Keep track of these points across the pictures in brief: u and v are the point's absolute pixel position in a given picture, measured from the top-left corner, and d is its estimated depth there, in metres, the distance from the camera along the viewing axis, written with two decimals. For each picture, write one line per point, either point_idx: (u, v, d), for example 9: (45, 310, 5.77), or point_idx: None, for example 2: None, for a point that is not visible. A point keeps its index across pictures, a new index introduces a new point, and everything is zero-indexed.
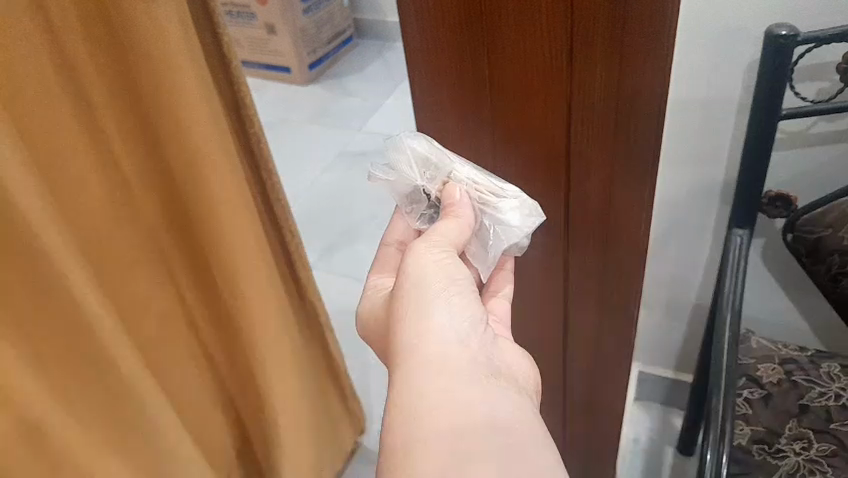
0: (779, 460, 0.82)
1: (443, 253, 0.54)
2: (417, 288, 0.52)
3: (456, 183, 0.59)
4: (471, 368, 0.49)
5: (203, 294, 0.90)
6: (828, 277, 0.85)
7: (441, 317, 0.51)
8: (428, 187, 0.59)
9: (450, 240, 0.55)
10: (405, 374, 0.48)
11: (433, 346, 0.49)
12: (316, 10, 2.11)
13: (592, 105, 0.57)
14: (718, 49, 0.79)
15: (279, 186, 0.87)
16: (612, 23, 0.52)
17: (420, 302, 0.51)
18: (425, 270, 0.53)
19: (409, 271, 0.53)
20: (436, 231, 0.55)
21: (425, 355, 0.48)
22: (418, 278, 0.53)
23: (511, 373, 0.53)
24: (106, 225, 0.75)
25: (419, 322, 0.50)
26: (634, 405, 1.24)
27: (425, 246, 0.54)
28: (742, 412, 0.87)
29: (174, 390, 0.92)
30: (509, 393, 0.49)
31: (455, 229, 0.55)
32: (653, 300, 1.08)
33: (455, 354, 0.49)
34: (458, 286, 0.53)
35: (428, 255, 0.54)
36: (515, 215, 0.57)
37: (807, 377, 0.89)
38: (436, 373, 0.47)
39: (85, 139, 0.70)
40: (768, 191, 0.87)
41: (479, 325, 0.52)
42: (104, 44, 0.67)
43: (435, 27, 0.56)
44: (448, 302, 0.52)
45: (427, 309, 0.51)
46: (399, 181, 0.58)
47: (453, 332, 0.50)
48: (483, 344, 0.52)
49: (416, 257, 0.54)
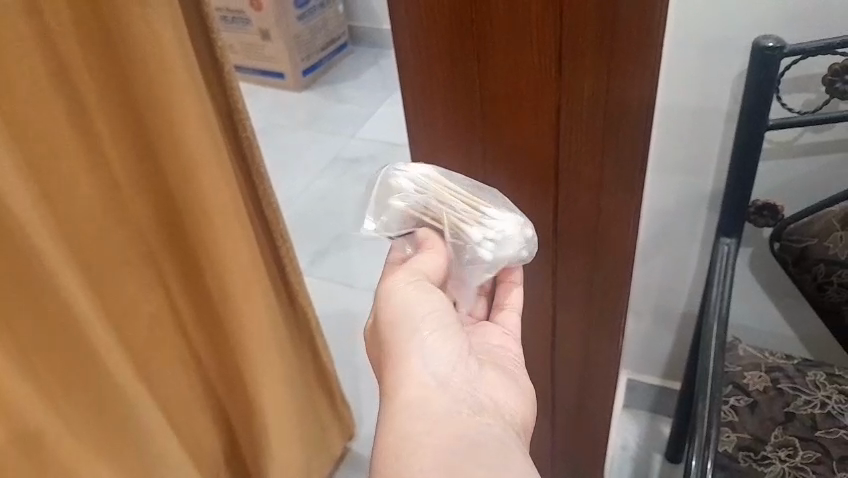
0: (765, 468, 0.82)
1: (416, 283, 0.55)
2: (396, 331, 0.54)
3: (431, 214, 0.57)
4: (452, 408, 0.50)
5: (193, 299, 0.90)
6: (814, 286, 0.86)
7: (419, 362, 0.52)
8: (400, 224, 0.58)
9: (424, 270, 0.56)
10: (391, 415, 0.49)
11: (414, 390, 0.50)
12: (310, 17, 2.12)
13: (581, 113, 0.58)
14: (706, 60, 0.80)
15: (271, 191, 0.88)
16: (600, 30, 0.53)
17: (402, 345, 0.53)
18: (400, 308, 0.54)
19: (385, 310, 0.55)
20: (415, 263, 0.57)
21: (407, 398, 0.50)
22: (396, 320, 0.54)
23: (498, 408, 0.53)
24: (98, 227, 0.75)
25: (400, 362, 0.52)
26: (624, 412, 1.24)
27: (398, 278, 0.56)
28: (728, 419, 0.87)
29: (163, 393, 0.92)
30: (493, 428, 0.50)
31: (432, 265, 0.56)
32: (642, 307, 1.08)
33: (436, 394, 0.50)
34: (431, 324, 0.54)
35: (399, 291, 0.55)
36: (486, 247, 0.57)
37: (793, 385, 0.90)
38: (418, 413, 0.49)
39: (78, 143, 0.70)
40: (755, 200, 0.88)
41: (459, 362, 0.53)
42: (100, 48, 0.67)
43: (427, 37, 0.56)
44: (424, 342, 0.53)
45: (407, 350, 0.53)
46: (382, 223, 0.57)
47: (432, 373, 0.52)
48: (464, 382, 0.53)
49: (389, 291, 0.55)
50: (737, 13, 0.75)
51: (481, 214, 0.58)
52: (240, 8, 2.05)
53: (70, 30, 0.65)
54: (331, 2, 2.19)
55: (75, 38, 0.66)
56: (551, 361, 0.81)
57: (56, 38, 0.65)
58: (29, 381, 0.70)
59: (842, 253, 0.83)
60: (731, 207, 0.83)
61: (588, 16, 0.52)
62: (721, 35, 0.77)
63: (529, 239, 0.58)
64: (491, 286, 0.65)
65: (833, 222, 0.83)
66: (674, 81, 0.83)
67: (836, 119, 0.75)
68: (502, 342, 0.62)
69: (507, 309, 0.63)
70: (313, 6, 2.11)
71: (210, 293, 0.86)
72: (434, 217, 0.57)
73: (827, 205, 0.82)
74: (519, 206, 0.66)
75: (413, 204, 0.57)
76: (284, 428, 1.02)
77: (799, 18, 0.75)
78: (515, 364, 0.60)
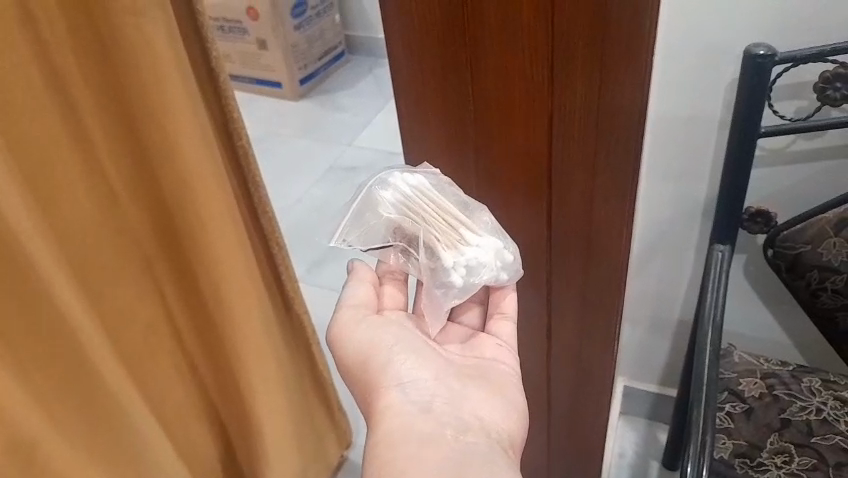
0: (759, 474, 0.83)
1: (366, 321, 0.58)
2: (365, 366, 0.57)
3: (411, 228, 0.58)
4: (436, 430, 0.52)
5: (189, 308, 0.90)
6: (808, 292, 0.87)
7: (397, 394, 0.54)
8: (385, 230, 0.58)
9: (358, 302, 0.59)
10: (374, 446, 0.52)
11: (395, 420, 0.53)
12: (307, 26, 2.13)
13: (574, 117, 0.58)
14: (698, 69, 0.80)
15: (266, 199, 0.88)
16: (591, 33, 0.53)
17: (379, 380, 0.55)
18: (359, 346, 0.57)
19: (344, 349, 0.58)
20: (351, 298, 0.59)
21: (389, 428, 0.52)
22: (362, 357, 0.57)
23: (483, 425, 0.55)
24: (93, 236, 0.75)
25: (379, 396, 0.55)
26: (621, 419, 1.24)
27: (346, 314, 0.58)
28: (724, 425, 0.87)
29: (158, 402, 0.92)
30: (478, 446, 0.52)
31: (362, 296, 0.59)
32: (636, 314, 1.09)
33: (416, 419, 0.53)
34: (399, 353, 0.56)
35: (354, 329, 0.58)
36: (458, 272, 0.56)
37: (789, 391, 0.90)
38: (401, 438, 0.51)
39: (74, 152, 0.71)
40: (748, 208, 0.88)
41: (438, 385, 0.56)
42: (94, 59, 0.68)
43: (420, 43, 0.56)
44: (400, 371, 0.56)
45: (384, 383, 0.55)
46: (367, 228, 0.59)
47: (412, 400, 0.54)
48: (449, 404, 0.55)
49: (340, 330, 0.58)
50: (728, 21, 0.76)
51: (459, 238, 0.58)
52: (237, 17, 2.07)
53: (65, 40, 0.66)
54: (328, 12, 2.20)
55: (69, 49, 0.66)
56: (546, 368, 0.81)
57: (51, 48, 0.65)
58: (24, 389, 0.70)
59: (836, 258, 0.83)
60: (724, 213, 0.84)
61: (580, 19, 0.52)
62: (713, 42, 0.78)
63: (507, 265, 0.58)
64: (485, 294, 0.65)
65: (826, 229, 0.83)
66: (666, 88, 0.83)
67: (829, 126, 0.75)
68: (497, 354, 0.61)
69: (500, 318, 0.62)
70: (310, 16, 2.12)
71: (205, 301, 0.86)
72: (415, 233, 0.58)
73: (822, 211, 0.82)
74: (514, 215, 0.66)
75: (398, 216, 0.58)
76: (280, 435, 1.02)
77: (790, 24, 0.75)
78: (510, 375, 0.61)
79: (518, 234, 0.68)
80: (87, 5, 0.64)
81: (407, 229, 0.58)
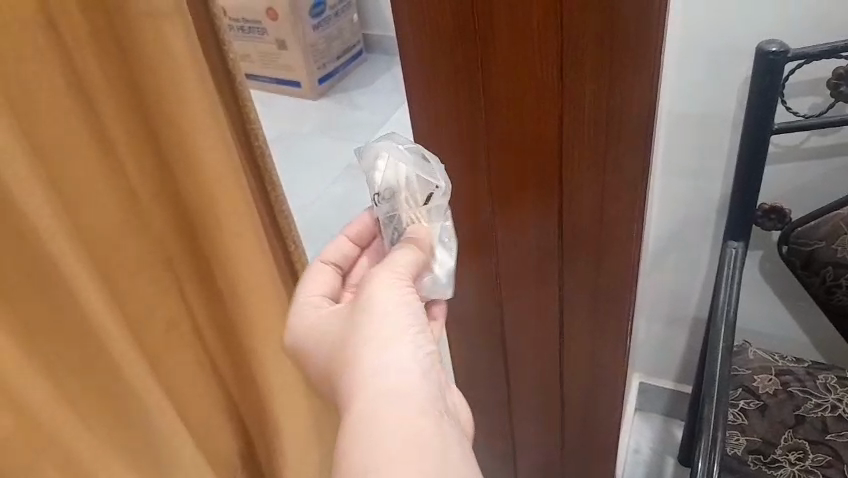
0: (773, 470, 0.89)
1: (404, 289, 0.55)
2: (378, 319, 0.53)
3: (407, 209, 0.58)
4: (426, 401, 0.50)
5: (209, 305, 0.92)
6: (823, 289, 0.89)
7: (400, 352, 0.52)
8: (382, 187, 0.57)
9: (401, 270, 0.55)
10: (362, 406, 0.50)
11: (390, 381, 0.50)
12: (325, 26, 2.19)
13: (581, 113, 0.59)
14: (712, 67, 0.83)
15: (283, 199, 0.89)
16: (599, 31, 0.54)
17: (385, 336, 0.52)
18: (384, 304, 0.53)
19: (370, 302, 0.54)
20: (397, 262, 0.55)
21: (390, 388, 0.50)
22: (382, 309, 0.53)
23: (457, 415, 0.54)
24: (115, 234, 0.77)
25: (379, 351, 0.52)
26: (637, 415, 1.25)
27: (387, 275, 0.55)
28: (738, 422, 0.94)
29: (179, 394, 0.94)
30: (457, 431, 0.50)
31: (411, 266, 0.55)
32: (653, 309, 1.10)
33: (412, 387, 0.50)
34: (419, 322, 0.54)
35: (385, 288, 0.54)
36: (437, 272, 0.58)
37: (803, 388, 0.95)
38: (394, 404, 0.49)
39: (92, 150, 0.72)
40: (762, 205, 0.89)
41: (438, 364, 0.54)
42: (112, 60, 0.69)
43: (431, 43, 0.58)
44: (412, 337, 0.53)
45: (390, 341, 0.52)
46: (394, 173, 0.56)
47: (412, 364, 0.51)
48: (438, 382, 0.53)
49: (375, 285, 0.54)
50: (739, 19, 0.78)
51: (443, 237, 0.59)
52: (257, 18, 2.11)
53: (84, 40, 0.67)
54: (345, 11, 2.25)
55: (89, 50, 0.68)
56: (560, 362, 0.82)
57: (72, 51, 0.67)
58: (47, 381, 0.71)
59: None
60: (737, 209, 0.85)
61: (591, 18, 0.53)
62: (725, 42, 0.80)
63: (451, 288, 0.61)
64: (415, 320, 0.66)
65: (840, 226, 0.84)
66: (679, 86, 0.85)
67: (842, 121, 0.76)
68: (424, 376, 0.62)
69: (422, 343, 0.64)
70: (328, 16, 2.18)
71: (223, 296, 0.88)
72: (424, 215, 0.58)
73: (834, 210, 0.84)
74: (524, 212, 0.67)
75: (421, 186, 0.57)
76: (297, 429, 1.03)
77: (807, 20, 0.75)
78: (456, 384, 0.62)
79: (527, 232, 0.69)
80: (106, 10, 0.66)
81: (402, 203, 0.57)
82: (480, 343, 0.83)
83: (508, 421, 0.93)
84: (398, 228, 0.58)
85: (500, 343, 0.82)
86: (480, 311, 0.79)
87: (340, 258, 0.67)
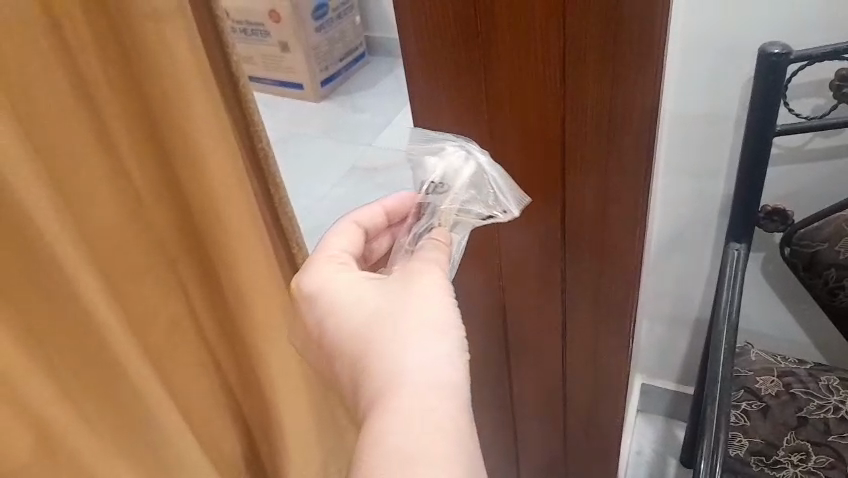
0: (776, 471, 0.94)
1: (447, 289, 0.56)
2: (422, 314, 0.53)
3: (445, 209, 0.60)
4: (463, 402, 0.50)
5: (212, 306, 0.92)
6: (825, 290, 0.93)
7: (438, 348, 0.52)
8: (439, 176, 0.60)
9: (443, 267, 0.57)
10: (400, 394, 0.49)
11: (430, 373, 0.50)
12: (328, 29, 2.18)
13: (584, 112, 0.58)
14: (716, 67, 0.84)
15: (285, 201, 0.90)
16: (604, 31, 0.53)
17: (428, 330, 0.53)
18: (427, 301, 0.54)
19: (416, 295, 0.54)
20: (426, 254, 0.58)
21: (432, 381, 0.49)
22: (422, 304, 0.54)
23: None
24: (119, 235, 0.77)
25: (421, 344, 0.52)
26: (639, 416, 1.26)
27: (431, 275, 0.56)
28: (742, 424, 0.99)
29: (181, 396, 0.94)
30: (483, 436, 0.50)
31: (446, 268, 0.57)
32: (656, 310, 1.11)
33: (452, 384, 0.50)
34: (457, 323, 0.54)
35: (429, 285, 0.55)
36: None
37: (806, 390, 1.00)
38: (434, 398, 0.48)
39: (96, 151, 0.72)
40: (765, 205, 0.93)
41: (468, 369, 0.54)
42: (116, 62, 0.69)
43: (432, 43, 0.58)
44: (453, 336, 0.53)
45: (434, 335, 0.52)
46: (455, 167, 0.60)
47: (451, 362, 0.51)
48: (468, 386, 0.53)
49: (421, 282, 0.55)
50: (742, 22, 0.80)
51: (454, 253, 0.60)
52: (260, 20, 2.11)
53: (88, 42, 0.67)
54: (348, 14, 2.24)
55: (92, 52, 0.68)
56: (563, 362, 0.81)
57: (76, 53, 0.67)
58: (52, 382, 0.72)
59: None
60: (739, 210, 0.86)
61: (593, 18, 0.53)
62: (729, 44, 0.82)
63: None
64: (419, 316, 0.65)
65: (842, 227, 0.88)
66: (681, 87, 0.87)
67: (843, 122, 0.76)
68: None
69: None
70: (331, 18, 2.18)
71: (226, 297, 0.88)
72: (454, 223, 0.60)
73: (837, 211, 0.87)
74: (529, 209, 0.67)
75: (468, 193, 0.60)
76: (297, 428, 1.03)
77: None
78: None
79: (532, 227, 0.69)
80: (109, 13, 0.66)
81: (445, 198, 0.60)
82: (483, 343, 0.83)
83: (510, 421, 0.93)
84: (431, 226, 0.61)
85: (503, 343, 0.82)
86: (483, 309, 0.79)
87: (370, 225, 0.65)
